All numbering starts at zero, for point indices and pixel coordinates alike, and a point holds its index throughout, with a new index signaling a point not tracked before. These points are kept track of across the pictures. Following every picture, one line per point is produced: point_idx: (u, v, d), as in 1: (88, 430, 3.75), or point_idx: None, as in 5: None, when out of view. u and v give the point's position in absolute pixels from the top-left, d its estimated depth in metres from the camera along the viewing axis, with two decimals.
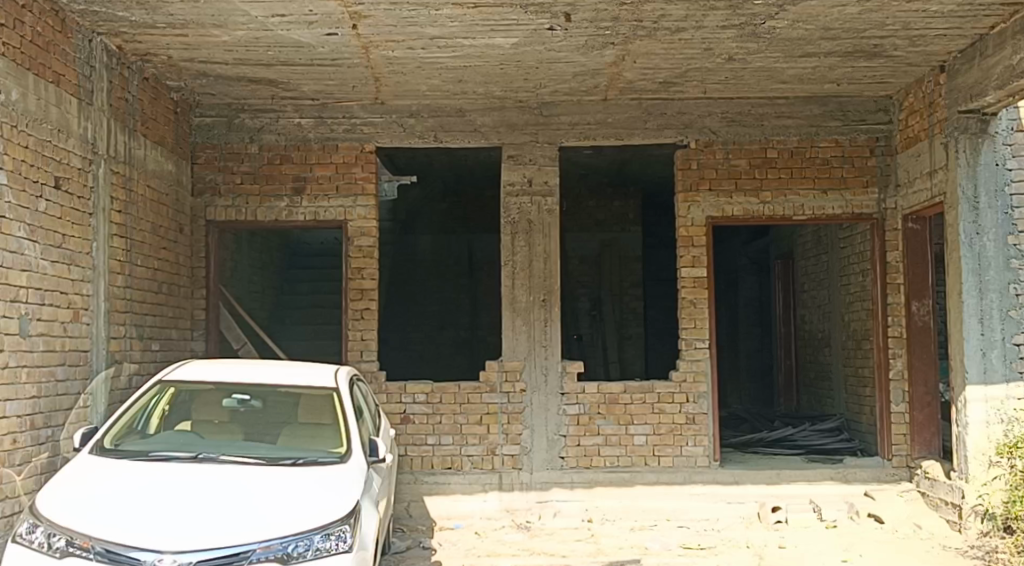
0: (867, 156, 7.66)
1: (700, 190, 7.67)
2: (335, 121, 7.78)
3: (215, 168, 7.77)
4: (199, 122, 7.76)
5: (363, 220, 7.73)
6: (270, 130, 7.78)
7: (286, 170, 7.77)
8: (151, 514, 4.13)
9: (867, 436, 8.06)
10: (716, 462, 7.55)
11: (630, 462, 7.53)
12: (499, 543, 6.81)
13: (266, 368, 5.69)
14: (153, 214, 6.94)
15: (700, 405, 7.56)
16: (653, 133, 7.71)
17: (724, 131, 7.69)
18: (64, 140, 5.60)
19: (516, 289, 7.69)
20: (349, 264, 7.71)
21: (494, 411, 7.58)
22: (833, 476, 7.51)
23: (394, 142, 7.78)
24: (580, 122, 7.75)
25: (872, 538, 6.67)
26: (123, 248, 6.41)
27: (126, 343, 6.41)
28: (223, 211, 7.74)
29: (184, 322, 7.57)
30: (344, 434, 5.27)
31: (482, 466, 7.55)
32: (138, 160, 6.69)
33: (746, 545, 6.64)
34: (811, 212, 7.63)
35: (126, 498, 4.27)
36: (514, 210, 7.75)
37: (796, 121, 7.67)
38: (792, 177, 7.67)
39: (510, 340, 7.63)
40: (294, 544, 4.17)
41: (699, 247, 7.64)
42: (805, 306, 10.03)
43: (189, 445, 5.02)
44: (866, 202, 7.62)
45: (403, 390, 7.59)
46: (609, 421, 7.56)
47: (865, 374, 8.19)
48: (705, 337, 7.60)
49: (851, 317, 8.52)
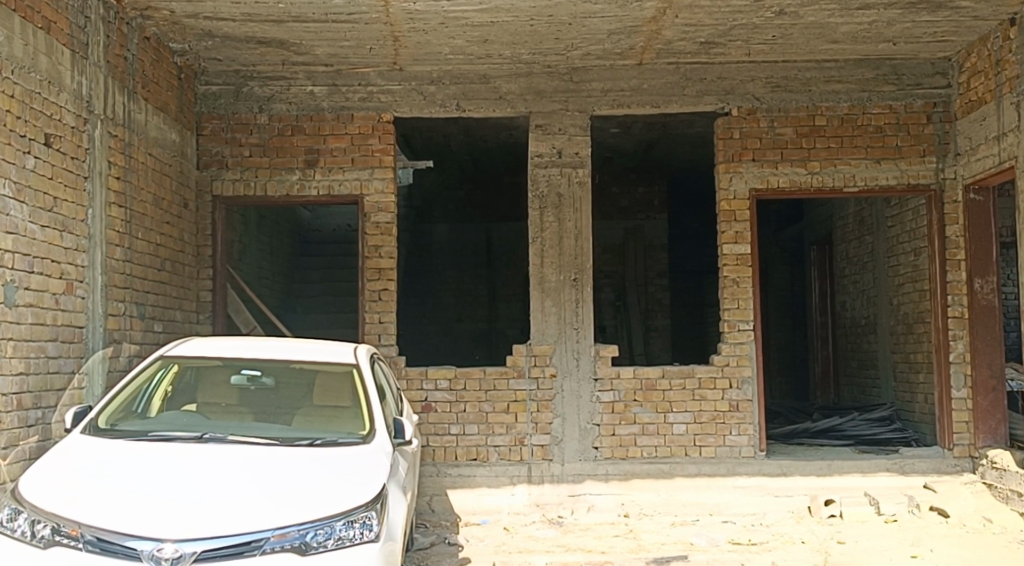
0: (924, 123, 7.13)
1: (742, 160, 7.14)
2: (350, 89, 7.28)
3: (222, 139, 7.26)
4: (205, 91, 7.26)
5: (380, 194, 7.21)
6: (281, 100, 7.28)
7: (298, 141, 7.26)
8: (150, 498, 3.61)
9: (923, 425, 7.49)
10: (761, 452, 6.97)
11: (668, 453, 6.98)
12: (530, 540, 6.27)
13: (279, 344, 5.16)
14: (156, 184, 6.44)
15: (744, 391, 7.00)
16: (691, 100, 7.20)
17: (768, 97, 7.16)
18: (55, 94, 5.09)
19: (546, 267, 7.17)
20: (365, 241, 7.20)
21: (522, 398, 7.04)
22: (889, 467, 6.95)
23: (413, 111, 7.27)
24: (613, 89, 7.25)
25: (939, 532, 6.11)
26: (122, 219, 5.89)
27: (125, 321, 5.89)
28: (231, 185, 7.23)
29: (189, 304, 7.07)
30: (367, 415, 4.75)
31: (509, 457, 7.00)
32: (139, 125, 6.18)
33: (801, 540, 6.08)
34: (864, 183, 7.09)
35: (122, 480, 3.76)
36: (543, 183, 7.23)
37: (846, 86, 7.14)
38: (842, 146, 7.13)
39: (539, 322, 7.11)
40: (313, 533, 3.65)
41: (742, 222, 7.09)
42: (846, 292, 9.46)
43: (193, 426, 4.51)
44: (923, 172, 7.08)
45: (425, 376, 7.06)
46: (646, 409, 7.02)
47: (918, 359, 7.64)
48: (748, 318, 7.05)
49: (900, 299, 7.97)
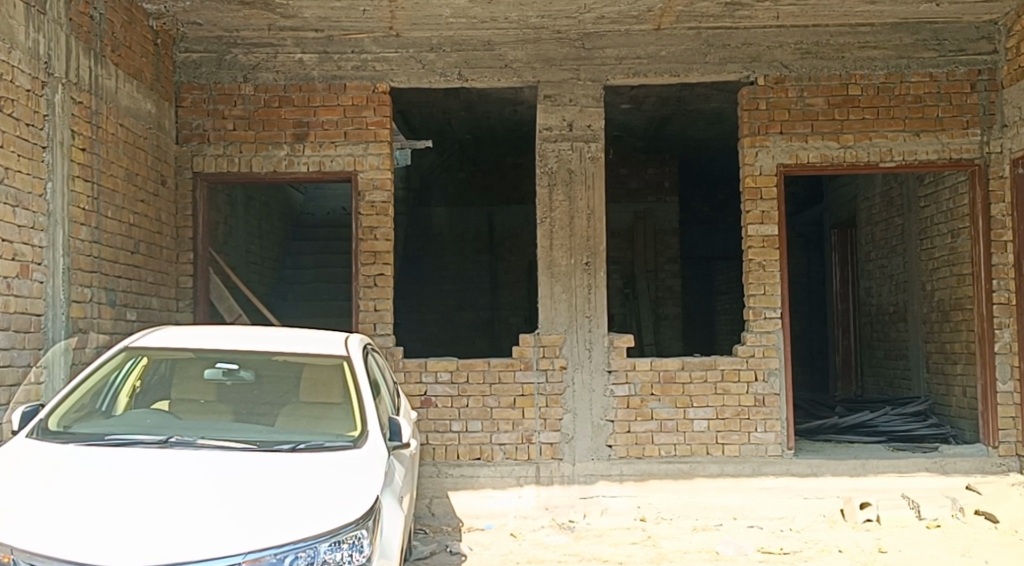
0: (967, 93, 6.55)
1: (768, 133, 6.57)
2: (342, 56, 6.70)
3: (204, 111, 6.67)
4: (185, 59, 6.67)
5: (375, 170, 6.64)
6: (268, 68, 6.69)
7: (286, 113, 6.67)
8: (83, 523, 3.05)
9: (961, 421, 6.97)
10: (790, 451, 6.41)
11: (688, 452, 6.42)
12: (540, 547, 5.74)
13: (261, 334, 4.60)
14: (128, 158, 5.86)
15: (771, 384, 6.44)
16: (713, 69, 6.63)
17: (797, 65, 6.59)
18: (5, 51, 4.53)
19: (555, 250, 6.60)
20: (359, 222, 6.63)
21: (529, 392, 6.49)
22: (929, 467, 6.42)
23: (410, 81, 6.70)
24: (628, 56, 6.68)
25: (988, 540, 5.58)
26: (88, 195, 5.33)
27: (93, 309, 5.33)
28: (213, 161, 6.65)
29: (167, 290, 6.50)
30: (360, 414, 4.19)
31: (516, 456, 6.45)
32: (108, 92, 5.59)
33: (838, 550, 5.53)
34: (901, 158, 6.52)
35: (57, 497, 3.21)
36: (552, 159, 6.66)
37: (882, 52, 6.57)
38: (878, 118, 6.56)
39: (548, 310, 6.55)
40: (292, 557, 3.12)
41: (769, 201, 6.52)
42: (871, 278, 8.89)
43: (158, 429, 3.97)
44: (965, 146, 6.51)
45: (424, 367, 6.49)
46: (664, 404, 6.46)
47: (955, 349, 7.09)
48: (776, 306, 6.49)
49: (935, 284, 7.40)
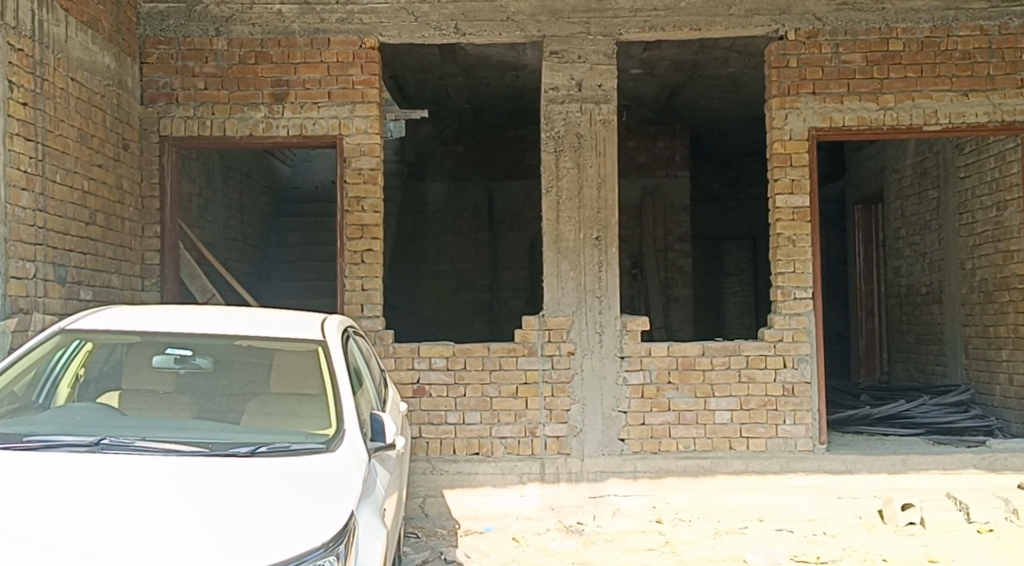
0: (1021, 47, 5.89)
1: (800, 94, 5.91)
2: (325, 8, 6.03)
3: (171, 68, 5.99)
4: (150, 10, 6.01)
5: (362, 135, 5.97)
6: (242, 20, 6.02)
7: (263, 71, 5.99)
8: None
9: (1007, 412, 6.38)
10: (822, 446, 5.79)
11: (709, 447, 5.80)
12: (545, 554, 5.13)
13: (226, 313, 3.94)
14: (81, 116, 5.20)
15: (801, 371, 5.81)
16: (739, 22, 5.96)
17: (832, 17, 5.92)
18: None
19: (562, 223, 5.94)
20: (344, 191, 5.98)
21: (533, 380, 5.85)
22: (977, 463, 5.81)
23: (401, 35, 6.03)
24: (643, 8, 6.00)
25: None
26: (31, 156, 4.67)
27: (37, 287, 4.69)
28: (183, 123, 5.97)
29: (130, 267, 5.84)
30: (336, 409, 3.55)
31: (518, 451, 5.82)
32: (56, 40, 4.92)
33: (882, 558, 4.93)
34: (947, 120, 5.87)
35: None
36: (559, 121, 6.01)
37: (926, 2, 5.91)
38: (922, 76, 5.89)
39: (553, 289, 5.90)
40: None
41: (799, 168, 5.87)
42: (900, 256, 8.25)
43: (91, 429, 3.32)
44: (1019, 106, 5.86)
45: (416, 353, 5.86)
46: (683, 393, 5.83)
47: (999, 333, 6.47)
48: (807, 285, 5.83)
49: (976, 262, 6.76)
